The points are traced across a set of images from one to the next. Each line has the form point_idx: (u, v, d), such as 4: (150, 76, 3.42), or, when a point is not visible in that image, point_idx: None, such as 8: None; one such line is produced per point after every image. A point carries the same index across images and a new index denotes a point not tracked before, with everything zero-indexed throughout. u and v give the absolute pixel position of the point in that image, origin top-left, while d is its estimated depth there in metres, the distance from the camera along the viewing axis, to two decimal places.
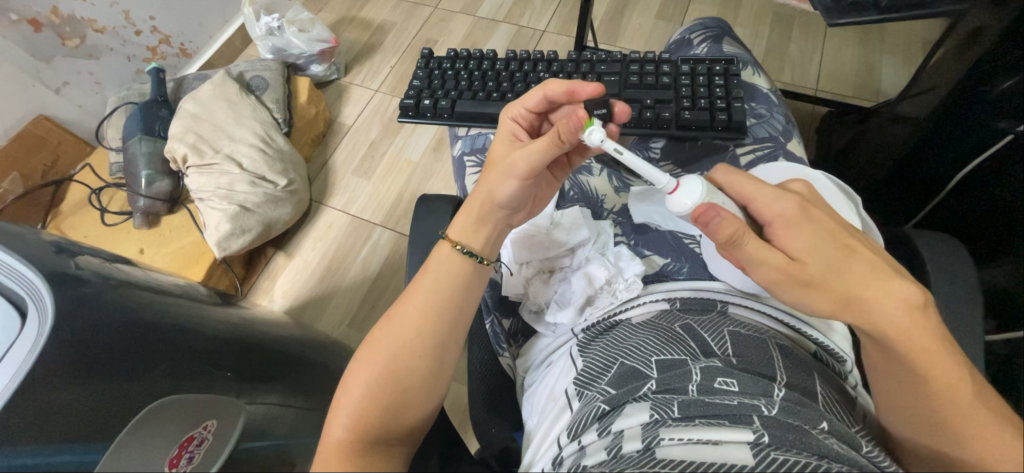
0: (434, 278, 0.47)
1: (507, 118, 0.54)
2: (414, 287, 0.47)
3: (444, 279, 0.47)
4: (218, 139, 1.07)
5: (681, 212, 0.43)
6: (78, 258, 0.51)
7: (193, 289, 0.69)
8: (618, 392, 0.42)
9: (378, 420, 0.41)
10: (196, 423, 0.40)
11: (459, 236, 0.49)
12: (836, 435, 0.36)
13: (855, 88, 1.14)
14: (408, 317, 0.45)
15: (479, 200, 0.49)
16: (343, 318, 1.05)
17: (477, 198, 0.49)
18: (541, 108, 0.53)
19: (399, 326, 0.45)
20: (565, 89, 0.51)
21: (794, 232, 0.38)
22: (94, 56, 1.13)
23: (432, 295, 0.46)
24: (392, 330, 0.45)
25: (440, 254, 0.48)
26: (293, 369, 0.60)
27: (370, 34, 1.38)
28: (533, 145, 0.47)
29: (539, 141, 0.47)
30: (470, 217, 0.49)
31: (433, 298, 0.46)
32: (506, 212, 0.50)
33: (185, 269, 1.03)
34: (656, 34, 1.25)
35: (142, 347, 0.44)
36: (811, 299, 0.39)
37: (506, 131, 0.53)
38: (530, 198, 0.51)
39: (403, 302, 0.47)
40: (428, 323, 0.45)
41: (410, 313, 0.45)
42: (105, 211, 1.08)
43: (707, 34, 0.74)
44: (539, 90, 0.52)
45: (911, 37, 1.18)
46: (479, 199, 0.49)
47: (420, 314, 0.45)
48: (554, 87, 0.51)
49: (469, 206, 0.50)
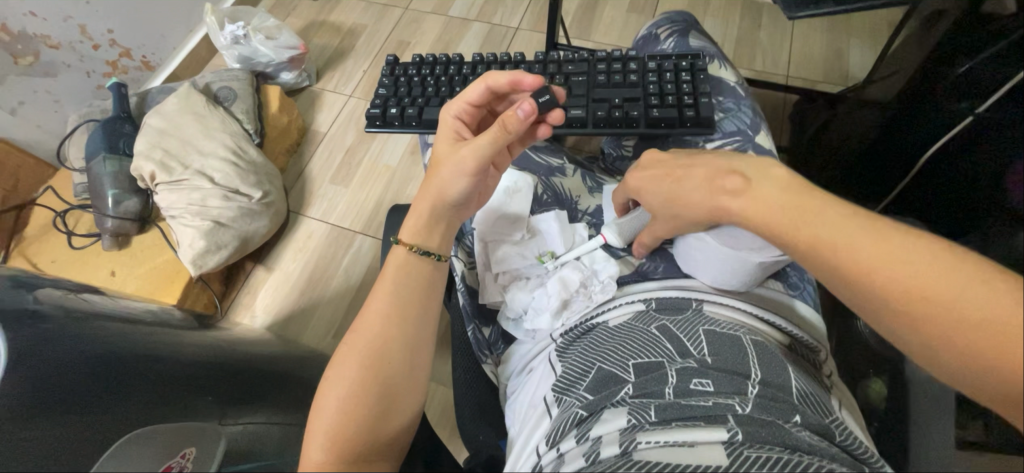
0: (396, 285, 0.47)
1: (447, 112, 0.55)
2: (374, 295, 0.47)
3: (402, 283, 0.47)
4: (187, 154, 1.04)
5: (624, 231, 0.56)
6: (38, 292, 0.49)
7: (166, 312, 0.67)
8: (596, 398, 0.42)
9: (356, 438, 0.40)
10: (172, 454, 0.37)
11: (413, 239, 0.50)
12: (807, 427, 0.37)
13: (824, 74, 1.16)
14: (375, 327, 0.45)
15: (429, 198, 0.51)
16: (328, 330, 1.03)
17: (428, 195, 0.51)
18: (481, 100, 0.56)
19: (366, 340, 0.44)
20: (506, 81, 0.54)
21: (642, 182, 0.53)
22: (50, 74, 1.08)
23: (397, 304, 0.46)
24: (361, 341, 0.44)
25: (394, 255, 0.49)
26: (274, 387, 0.58)
27: (341, 38, 1.36)
28: (483, 137, 0.50)
29: (488, 133, 0.49)
30: (422, 217, 0.50)
31: (396, 302, 0.46)
32: (455, 207, 0.52)
33: (159, 290, 1.00)
34: (629, 27, 1.25)
35: (110, 377, 0.43)
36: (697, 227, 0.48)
37: (448, 125, 0.55)
38: (478, 193, 0.53)
39: (365, 314, 0.46)
40: (396, 330, 0.45)
41: (377, 321, 0.45)
42: (73, 234, 1.05)
43: (674, 28, 0.74)
44: (480, 83, 0.55)
45: (875, 21, 1.21)
46: (429, 199, 0.51)
47: (383, 321, 0.45)
48: (494, 79, 0.54)
49: (418, 204, 0.51)
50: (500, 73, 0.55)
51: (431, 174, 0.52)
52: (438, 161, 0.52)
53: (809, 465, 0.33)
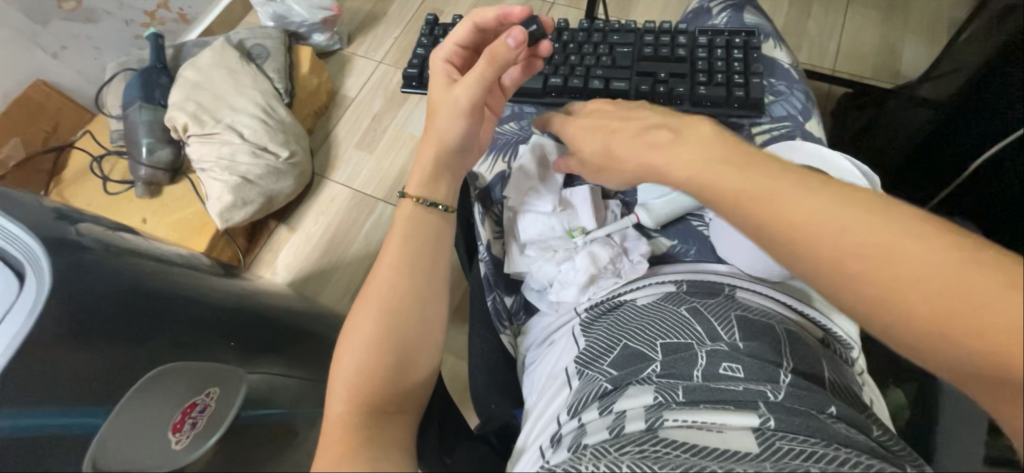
0: (408, 242, 0.47)
1: (436, 61, 0.56)
2: (384, 251, 0.47)
3: (414, 239, 0.47)
4: (219, 108, 1.06)
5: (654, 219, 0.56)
6: (79, 225, 0.51)
7: (193, 259, 0.69)
8: (621, 373, 0.42)
9: (379, 393, 0.41)
10: (199, 391, 0.43)
11: (420, 192, 0.49)
12: (844, 419, 0.37)
13: (875, 69, 1.10)
14: (388, 283, 0.45)
15: (428, 144, 0.51)
16: (345, 292, 1.05)
17: (428, 142, 0.51)
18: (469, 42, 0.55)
19: (378, 296, 0.44)
20: (494, 16, 0.54)
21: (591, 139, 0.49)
22: (91, 20, 1.10)
23: (410, 260, 0.46)
24: (375, 298, 0.44)
25: (403, 210, 0.49)
26: (293, 341, 0.60)
27: (374, 2, 1.34)
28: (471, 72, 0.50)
29: (477, 68, 0.49)
30: (426, 168, 0.50)
31: (406, 259, 0.46)
32: (457, 153, 0.52)
33: (188, 240, 1.03)
34: (671, 7, 1.20)
35: (143, 310, 0.44)
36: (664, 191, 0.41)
37: (439, 72, 0.55)
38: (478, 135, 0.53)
39: (376, 269, 0.46)
40: (411, 289, 0.45)
41: (390, 276, 0.45)
42: (107, 179, 1.08)
43: (727, 3, 0.71)
44: (466, 23, 0.54)
45: (936, 17, 1.13)
46: (432, 148, 0.50)
47: (396, 280, 0.45)
48: (482, 15, 0.54)
49: (422, 154, 0.51)
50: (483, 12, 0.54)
51: (429, 120, 0.52)
52: (432, 106, 0.52)
53: (846, 457, 0.32)
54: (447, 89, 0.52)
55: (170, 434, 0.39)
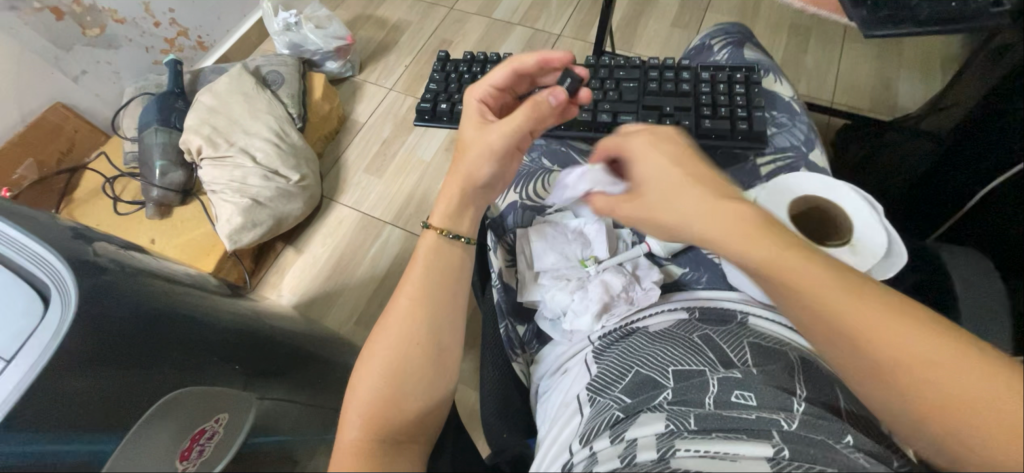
0: (427, 270, 0.47)
1: (471, 96, 0.56)
2: (404, 280, 0.47)
3: (432, 268, 0.47)
4: (232, 132, 1.08)
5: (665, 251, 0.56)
6: (96, 245, 0.51)
7: (204, 280, 0.69)
8: (633, 401, 0.42)
9: (393, 420, 0.41)
10: (207, 418, 0.42)
11: (443, 224, 0.50)
12: (862, 450, 0.36)
13: (872, 102, 1.13)
14: (404, 312, 0.45)
15: (458, 178, 0.50)
16: (350, 315, 1.05)
17: (456, 176, 0.51)
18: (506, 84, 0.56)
19: (395, 326, 0.45)
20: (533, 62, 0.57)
21: (646, 156, 0.45)
22: (113, 47, 1.13)
23: (425, 289, 0.46)
24: (392, 326, 0.45)
25: (426, 241, 0.49)
26: (303, 366, 0.59)
27: (386, 33, 1.39)
28: (511, 118, 0.50)
29: (518, 115, 0.50)
30: (451, 202, 0.50)
31: (424, 288, 0.46)
32: (481, 190, 0.52)
33: (196, 260, 1.03)
34: (673, 41, 1.25)
35: (157, 334, 0.44)
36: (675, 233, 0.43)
37: (473, 108, 0.55)
38: (504, 177, 0.54)
39: (395, 298, 0.46)
40: (427, 317, 0.45)
41: (405, 304, 0.45)
42: (118, 200, 1.09)
43: (728, 40, 0.73)
44: (507, 67, 0.56)
45: (929, 53, 1.17)
46: (458, 183, 0.51)
47: (411, 308, 0.45)
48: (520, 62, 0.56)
49: (447, 187, 0.51)
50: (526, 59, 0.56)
51: (459, 155, 0.52)
52: (464, 142, 0.52)
53: None
54: (482, 127, 0.52)
55: (176, 463, 0.37)
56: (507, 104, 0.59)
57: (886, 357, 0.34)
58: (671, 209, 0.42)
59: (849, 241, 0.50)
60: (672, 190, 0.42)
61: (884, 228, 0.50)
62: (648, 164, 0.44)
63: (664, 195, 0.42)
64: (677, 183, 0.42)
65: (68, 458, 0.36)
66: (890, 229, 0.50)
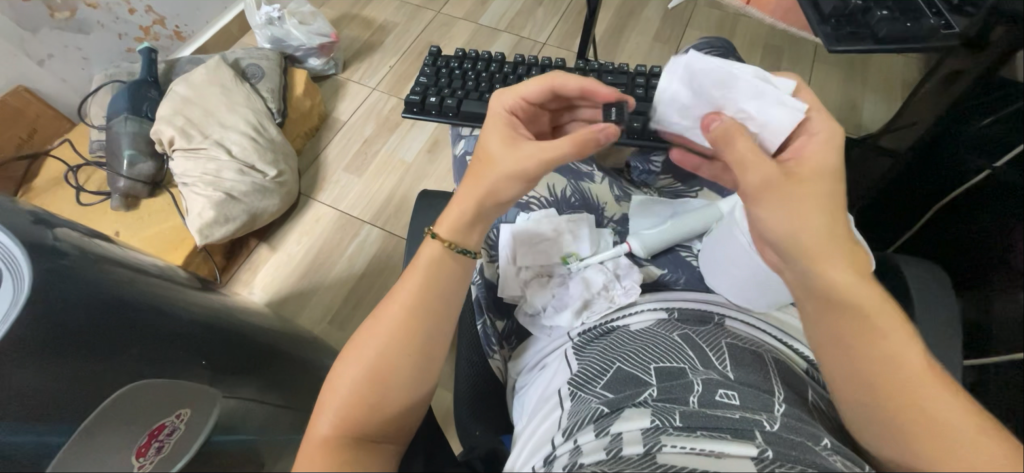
0: (429, 272, 0.45)
1: (499, 103, 0.51)
2: (403, 283, 0.46)
3: (433, 273, 0.45)
4: (207, 124, 1.05)
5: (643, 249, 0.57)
6: (55, 230, 0.49)
7: (171, 272, 0.66)
8: (616, 397, 0.42)
9: (368, 417, 0.40)
10: (171, 411, 0.39)
11: (450, 235, 0.47)
12: (839, 452, 0.36)
13: (839, 121, 1.19)
14: (400, 317, 0.43)
15: (476, 195, 0.47)
16: (324, 314, 1.03)
17: (479, 186, 0.47)
18: (539, 99, 0.52)
19: (385, 326, 0.43)
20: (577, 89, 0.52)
21: (818, 153, 0.41)
22: (83, 31, 1.09)
23: (427, 297, 0.45)
24: (382, 325, 0.43)
25: (428, 248, 0.47)
26: (272, 362, 0.58)
27: (371, 32, 1.38)
28: (549, 145, 0.46)
29: (556, 146, 0.46)
30: (466, 215, 0.47)
31: (423, 295, 0.44)
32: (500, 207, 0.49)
33: (163, 255, 1.00)
34: (654, 55, 1.29)
35: (119, 322, 0.42)
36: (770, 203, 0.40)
37: (499, 119, 0.50)
38: None
39: (391, 298, 0.45)
40: (423, 322, 0.44)
41: (399, 313, 0.44)
42: (82, 190, 1.04)
43: (715, 53, 0.75)
44: (546, 83, 0.51)
45: (891, 77, 1.24)
46: (478, 195, 0.47)
47: (406, 314, 0.44)
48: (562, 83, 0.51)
49: (463, 196, 0.47)
50: (568, 80, 0.51)
51: (481, 169, 0.48)
52: (490, 155, 0.48)
53: None
54: (509, 144, 0.48)
55: (130, 459, 0.35)
56: (535, 117, 0.55)
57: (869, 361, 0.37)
58: (823, 211, 0.39)
59: None
60: (831, 197, 0.39)
61: None
62: (826, 162, 0.41)
63: (829, 200, 0.39)
64: (838, 195, 0.40)
65: (30, 446, 0.35)
66: None
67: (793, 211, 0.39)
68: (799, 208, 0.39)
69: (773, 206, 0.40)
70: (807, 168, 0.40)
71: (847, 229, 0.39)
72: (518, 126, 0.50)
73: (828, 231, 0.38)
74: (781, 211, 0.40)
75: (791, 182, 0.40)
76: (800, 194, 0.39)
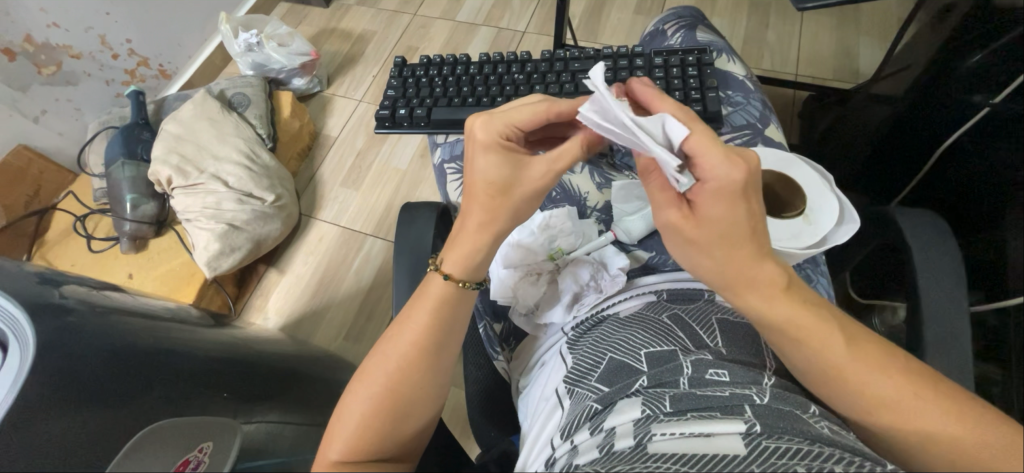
0: (436, 309, 0.45)
1: (490, 130, 0.44)
2: (406, 315, 0.46)
3: (432, 304, 0.45)
4: (201, 159, 1.06)
5: (626, 237, 0.58)
6: (63, 288, 0.50)
7: (184, 312, 0.68)
8: (611, 390, 0.41)
9: (375, 442, 0.41)
10: (190, 448, 0.37)
11: (459, 273, 0.45)
12: (827, 419, 0.36)
13: (834, 71, 1.15)
14: (401, 348, 0.44)
15: (495, 229, 0.45)
16: (339, 331, 1.05)
17: (492, 220, 0.44)
18: (529, 124, 0.46)
19: (389, 354, 0.44)
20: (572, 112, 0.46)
21: (715, 201, 0.36)
22: (71, 83, 1.11)
23: (425, 327, 0.44)
24: (384, 355, 0.44)
25: (437, 285, 0.46)
26: (290, 384, 0.58)
27: (350, 44, 1.38)
28: (558, 156, 0.44)
29: (561, 154, 0.44)
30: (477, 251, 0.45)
31: (422, 326, 0.45)
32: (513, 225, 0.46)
33: (176, 292, 1.02)
34: (636, 28, 1.26)
35: (126, 370, 0.42)
36: (682, 254, 0.40)
37: (492, 149, 0.44)
38: None
39: (396, 328, 0.46)
40: (424, 350, 0.44)
41: (405, 347, 0.44)
42: (92, 238, 1.08)
43: (681, 24, 0.74)
44: (540, 114, 0.45)
45: (885, 18, 1.19)
46: (500, 215, 0.44)
47: (407, 341, 0.44)
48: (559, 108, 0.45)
49: (473, 231, 0.45)
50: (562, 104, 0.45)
51: (493, 200, 0.44)
52: (504, 182, 0.44)
53: (832, 455, 0.32)
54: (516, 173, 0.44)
55: None
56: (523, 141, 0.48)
57: (830, 353, 0.38)
58: (718, 257, 0.38)
59: (803, 210, 0.51)
60: (726, 241, 0.37)
61: (835, 196, 0.52)
62: (725, 208, 0.36)
63: (723, 244, 0.37)
64: (738, 235, 0.37)
65: None
66: (840, 198, 0.52)
67: (689, 254, 0.40)
68: (694, 250, 0.39)
69: (672, 243, 0.40)
70: (702, 217, 0.37)
71: (753, 266, 0.38)
72: (519, 151, 0.45)
73: (726, 267, 0.38)
74: (681, 251, 0.40)
75: (684, 231, 0.38)
76: (695, 241, 0.38)
